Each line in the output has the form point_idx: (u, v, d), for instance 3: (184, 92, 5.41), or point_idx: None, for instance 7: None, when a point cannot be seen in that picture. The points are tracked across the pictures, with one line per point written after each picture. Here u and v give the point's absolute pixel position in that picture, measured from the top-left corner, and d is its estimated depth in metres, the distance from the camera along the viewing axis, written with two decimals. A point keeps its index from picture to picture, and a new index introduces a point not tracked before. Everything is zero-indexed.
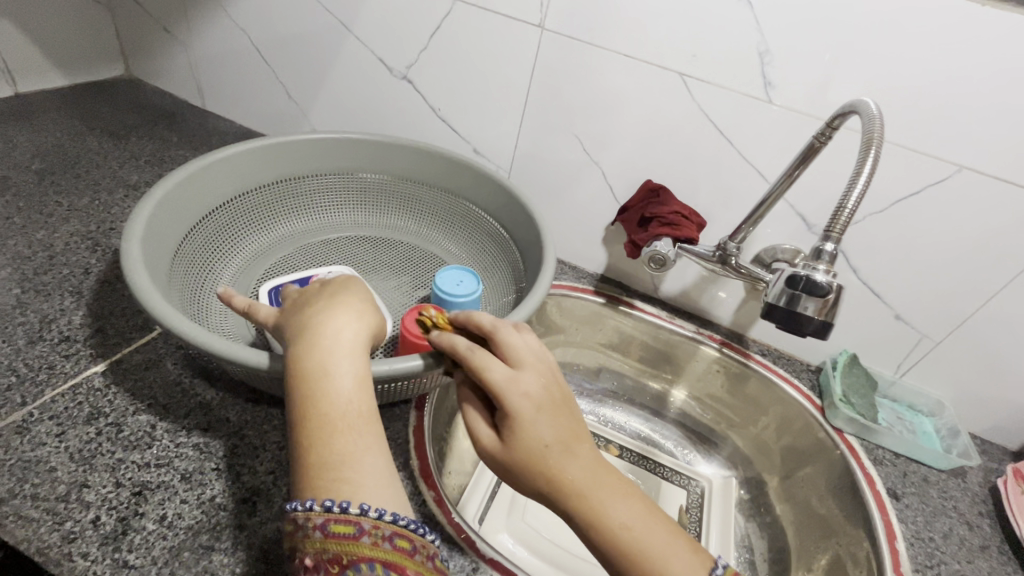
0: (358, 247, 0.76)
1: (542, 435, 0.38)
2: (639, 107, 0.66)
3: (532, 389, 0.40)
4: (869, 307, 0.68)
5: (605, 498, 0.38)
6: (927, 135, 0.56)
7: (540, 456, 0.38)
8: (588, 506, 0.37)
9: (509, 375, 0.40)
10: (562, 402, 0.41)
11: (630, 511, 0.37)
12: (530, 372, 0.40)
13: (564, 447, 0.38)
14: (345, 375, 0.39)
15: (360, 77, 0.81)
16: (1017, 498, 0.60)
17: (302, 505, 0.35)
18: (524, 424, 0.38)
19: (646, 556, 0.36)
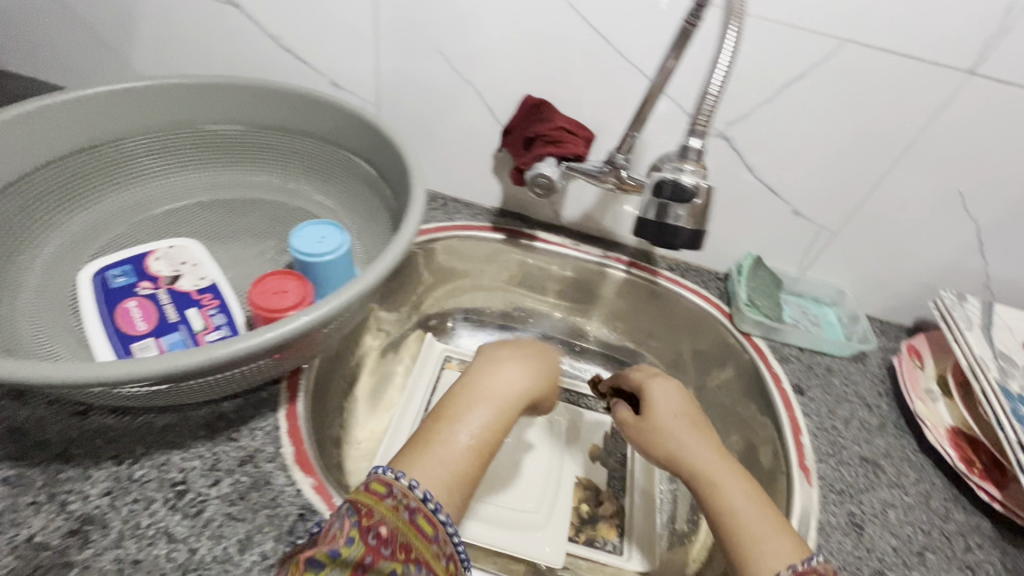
0: (211, 213, 0.66)
1: (667, 407, 0.50)
2: (502, 8, 0.57)
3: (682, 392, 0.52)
4: (768, 206, 0.66)
5: (725, 477, 0.43)
6: (808, 8, 0.50)
7: (667, 435, 0.48)
8: (709, 483, 0.43)
9: (666, 379, 0.53)
10: (699, 412, 0.50)
11: (739, 489, 0.42)
12: (674, 389, 0.52)
13: (693, 426, 0.48)
14: (489, 407, 0.46)
15: (175, 4, 0.66)
16: (910, 371, 0.62)
17: (407, 484, 0.38)
18: (656, 401, 0.51)
19: (742, 523, 0.40)
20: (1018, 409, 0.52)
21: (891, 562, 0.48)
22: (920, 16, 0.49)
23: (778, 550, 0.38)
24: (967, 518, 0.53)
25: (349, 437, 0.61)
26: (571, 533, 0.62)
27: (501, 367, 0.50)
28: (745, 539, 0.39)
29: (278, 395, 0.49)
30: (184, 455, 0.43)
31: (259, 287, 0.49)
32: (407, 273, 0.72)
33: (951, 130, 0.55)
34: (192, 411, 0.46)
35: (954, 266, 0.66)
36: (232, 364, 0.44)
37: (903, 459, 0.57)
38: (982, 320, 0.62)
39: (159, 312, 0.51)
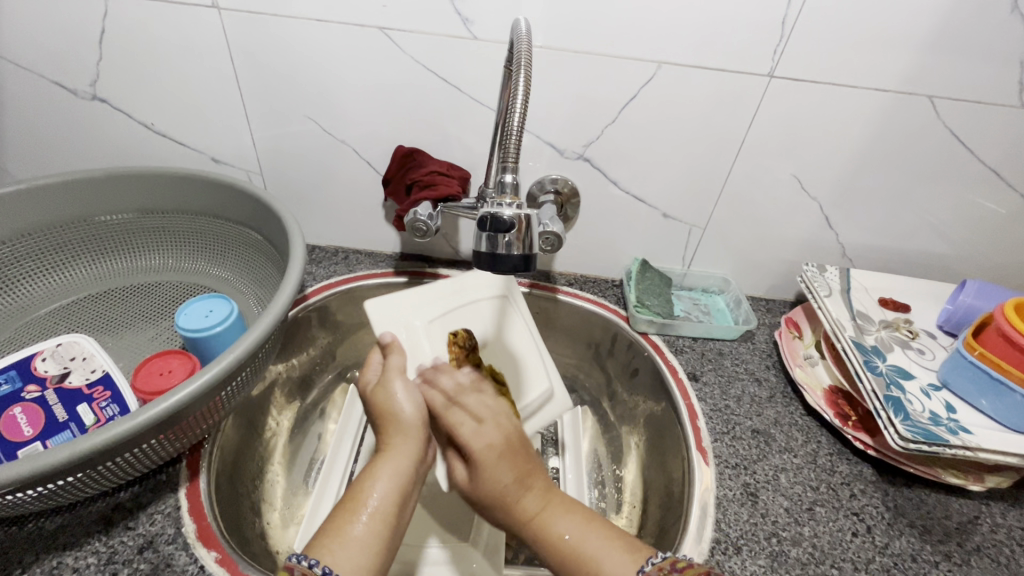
0: (107, 305, 0.68)
1: (502, 477, 0.46)
2: (358, 73, 0.61)
3: (498, 428, 0.50)
4: (640, 213, 0.71)
5: (552, 514, 0.43)
6: (624, 41, 0.57)
7: (503, 493, 0.45)
8: (541, 530, 0.42)
9: (476, 432, 0.49)
10: (522, 457, 0.48)
11: (575, 524, 0.42)
12: (486, 427, 0.49)
13: (521, 483, 0.45)
14: (384, 477, 0.45)
15: (39, 105, 0.66)
16: (790, 343, 0.68)
17: (308, 564, 0.36)
18: (489, 469, 0.46)
19: (583, 558, 0.39)
20: (870, 360, 0.59)
21: (783, 522, 0.52)
22: (720, 35, 0.56)
23: (615, 561, 0.39)
24: (851, 468, 0.57)
25: (271, 502, 0.61)
26: (509, 555, 0.62)
27: (393, 405, 0.50)
28: (583, 570, 0.39)
29: (179, 474, 0.50)
30: (78, 554, 0.44)
31: (144, 370, 0.54)
32: (317, 328, 0.73)
33: (775, 125, 0.62)
34: (87, 507, 0.47)
35: (814, 240, 0.73)
36: (120, 449, 0.44)
37: (792, 424, 0.61)
38: (840, 285, 0.67)
39: (47, 414, 0.51)
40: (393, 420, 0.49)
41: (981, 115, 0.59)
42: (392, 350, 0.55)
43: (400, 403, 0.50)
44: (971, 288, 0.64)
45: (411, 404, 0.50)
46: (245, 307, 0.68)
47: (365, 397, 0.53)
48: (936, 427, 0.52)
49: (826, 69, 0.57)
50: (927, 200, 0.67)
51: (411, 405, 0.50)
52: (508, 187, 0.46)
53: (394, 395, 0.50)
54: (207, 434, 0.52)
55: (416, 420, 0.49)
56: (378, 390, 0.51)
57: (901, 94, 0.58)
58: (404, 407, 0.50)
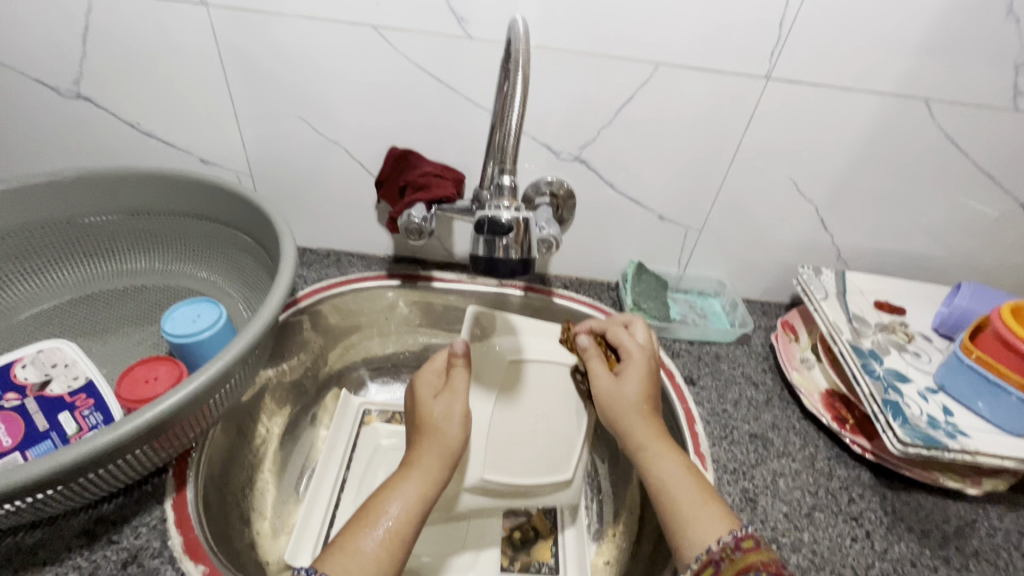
0: (90, 309, 0.66)
1: (637, 393, 0.51)
2: (351, 72, 0.60)
3: (646, 347, 0.55)
4: (637, 216, 0.71)
5: (665, 445, 0.48)
6: (620, 41, 0.56)
7: (631, 401, 0.51)
8: (653, 455, 0.47)
9: (638, 341, 0.55)
10: (654, 382, 0.53)
11: (681, 467, 0.46)
12: (642, 343, 0.55)
13: (648, 406, 0.51)
14: (407, 494, 0.44)
15: (21, 104, 0.64)
16: (786, 346, 0.68)
17: None
18: (632, 375, 0.52)
19: (683, 498, 0.44)
20: (868, 363, 0.58)
21: (782, 528, 0.51)
22: (718, 37, 0.55)
23: (710, 517, 0.43)
24: (849, 472, 0.57)
25: (262, 511, 0.60)
26: (505, 562, 0.61)
27: (442, 424, 0.50)
28: (685, 510, 0.43)
29: (165, 485, 0.49)
30: (58, 570, 0.42)
31: (128, 378, 0.52)
32: (309, 333, 0.72)
33: (772, 127, 0.62)
34: (68, 520, 0.45)
35: (810, 243, 0.72)
36: (106, 459, 0.42)
37: (789, 428, 0.61)
38: (837, 288, 0.67)
39: (26, 423, 0.49)
40: (438, 438, 0.49)
41: (975, 117, 0.59)
42: (459, 364, 0.53)
43: (449, 426, 0.50)
44: (966, 291, 0.64)
45: (458, 428, 0.50)
46: (235, 311, 0.66)
47: (419, 389, 0.53)
48: (935, 431, 0.52)
49: (822, 71, 0.57)
50: (922, 203, 0.67)
51: (458, 430, 0.50)
52: (506, 189, 0.45)
53: (450, 413, 0.50)
54: (194, 442, 0.51)
55: (453, 447, 0.49)
56: (439, 399, 0.51)
57: (897, 96, 0.58)
58: (452, 428, 0.50)
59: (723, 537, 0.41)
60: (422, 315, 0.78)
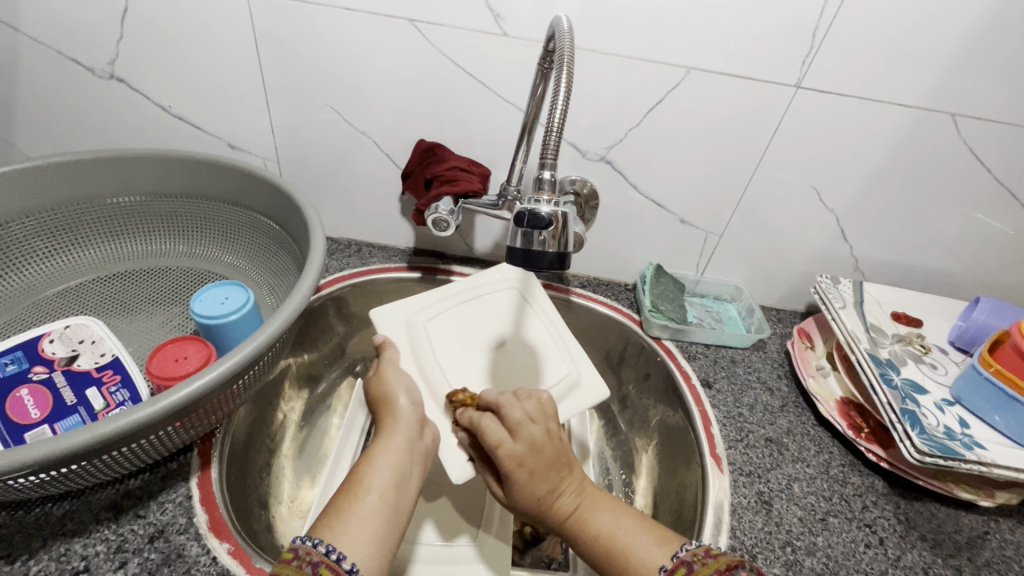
0: (114, 289, 0.66)
1: (532, 492, 0.44)
2: (384, 64, 0.61)
3: (527, 445, 0.45)
4: (658, 218, 0.71)
5: (585, 518, 0.43)
6: (653, 43, 0.56)
7: (531, 510, 0.45)
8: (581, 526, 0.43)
9: (507, 441, 0.46)
10: (547, 462, 0.45)
11: (612, 518, 0.42)
12: (520, 432, 0.46)
13: (552, 495, 0.44)
14: (379, 459, 0.44)
15: (57, 84, 0.65)
16: (802, 353, 0.69)
17: (320, 549, 0.35)
18: (513, 491, 0.45)
19: (616, 550, 0.40)
20: (885, 372, 0.59)
21: (797, 532, 0.52)
22: (752, 43, 0.56)
23: (657, 552, 0.39)
24: (863, 480, 0.58)
25: (278, 495, 0.60)
26: (516, 556, 0.61)
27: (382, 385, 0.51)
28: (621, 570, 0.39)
29: (191, 463, 0.49)
30: (86, 541, 0.43)
31: (160, 356, 0.52)
32: (333, 320, 0.73)
33: (798, 135, 0.62)
34: (95, 494, 0.46)
35: (827, 253, 0.73)
36: (133, 437, 0.43)
37: (804, 434, 0.62)
38: (854, 297, 0.68)
39: (55, 396, 0.49)
40: (392, 414, 0.49)
41: (999, 134, 0.59)
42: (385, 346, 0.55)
43: (397, 394, 0.50)
44: (984, 305, 0.65)
45: (404, 391, 0.51)
46: (257, 297, 0.67)
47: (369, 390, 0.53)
48: (952, 442, 0.52)
49: (852, 83, 0.58)
50: (941, 217, 0.67)
51: (406, 395, 0.51)
52: (546, 184, 0.46)
53: (389, 384, 0.51)
54: (219, 424, 0.51)
55: (409, 406, 0.50)
56: (373, 381, 0.52)
57: (924, 110, 0.59)
58: (399, 392, 0.51)
59: (668, 559, 0.38)
60: None
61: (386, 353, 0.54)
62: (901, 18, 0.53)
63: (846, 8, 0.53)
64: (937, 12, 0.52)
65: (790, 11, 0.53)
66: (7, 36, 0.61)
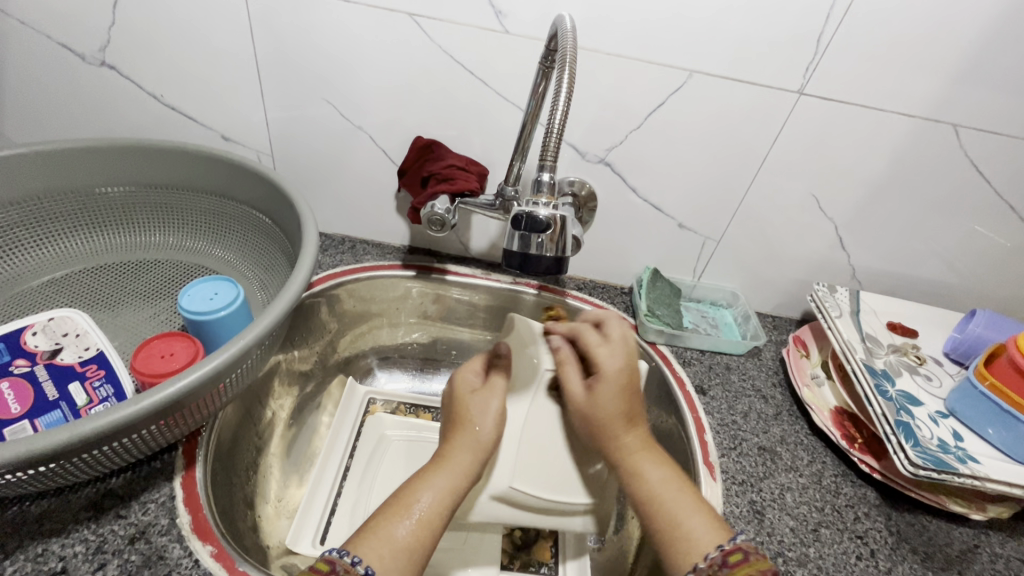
0: (99, 281, 0.65)
1: (610, 408, 0.50)
2: (382, 59, 0.60)
3: (626, 362, 0.51)
4: (656, 222, 0.71)
5: (643, 460, 0.48)
6: (655, 44, 0.56)
7: (602, 420, 0.50)
8: (636, 467, 0.47)
9: (611, 355, 0.52)
10: (631, 390, 0.51)
11: (663, 477, 0.47)
12: (618, 352, 0.52)
13: (627, 420, 0.50)
14: (434, 491, 0.44)
15: (45, 69, 0.64)
16: (797, 362, 0.68)
17: (352, 565, 0.36)
18: (604, 390, 0.50)
19: (667, 506, 0.44)
20: (880, 383, 0.59)
21: (789, 542, 0.52)
22: (756, 47, 0.55)
23: (705, 525, 0.42)
24: (855, 491, 0.57)
25: (265, 495, 0.59)
26: (504, 560, 0.61)
27: (480, 408, 0.52)
28: (669, 522, 0.43)
29: (175, 462, 0.48)
30: (65, 542, 0.42)
31: (144, 352, 0.51)
32: (325, 316, 0.72)
33: (799, 142, 0.62)
34: (75, 493, 0.45)
35: (825, 261, 0.73)
36: (117, 435, 0.42)
37: (797, 443, 0.61)
38: (851, 307, 0.68)
39: (35, 391, 0.48)
40: (469, 433, 0.50)
41: (1000, 145, 0.59)
42: (501, 369, 0.56)
43: (477, 420, 0.51)
44: (981, 318, 0.65)
45: (492, 426, 0.51)
46: (248, 292, 0.66)
47: (459, 387, 0.55)
48: (945, 455, 0.52)
49: (854, 91, 0.57)
50: (939, 228, 0.67)
51: (489, 426, 0.51)
52: (545, 186, 0.45)
53: (486, 413, 0.52)
54: (205, 423, 0.50)
55: (489, 442, 0.50)
56: (478, 395, 0.53)
57: (926, 120, 0.58)
58: (487, 425, 0.51)
59: (712, 548, 0.40)
60: (434, 308, 0.77)
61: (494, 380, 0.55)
62: (906, 27, 0.52)
63: (851, 14, 0.52)
64: (943, 21, 0.52)
65: (794, 17, 0.53)
66: None
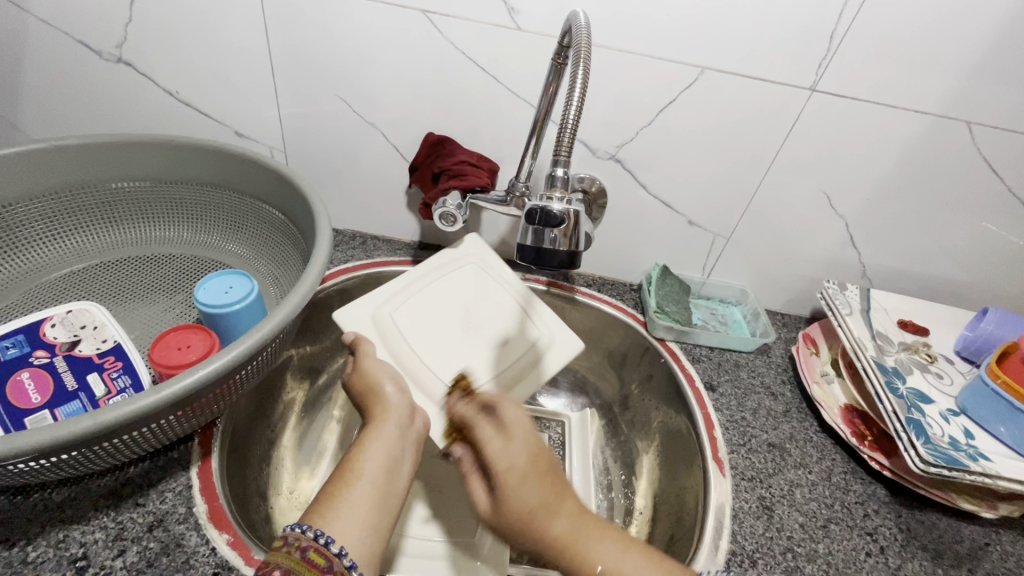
0: (114, 275, 0.66)
1: (532, 501, 0.40)
2: (395, 56, 0.60)
3: (526, 441, 0.44)
4: (666, 219, 0.71)
5: (587, 544, 0.38)
6: (667, 41, 0.56)
7: (528, 521, 0.39)
8: (585, 556, 0.37)
9: (502, 449, 0.43)
10: (552, 475, 0.42)
11: (611, 553, 0.37)
12: (516, 442, 0.43)
13: (553, 516, 0.39)
14: (372, 453, 0.43)
15: (63, 65, 0.65)
16: (807, 359, 0.68)
17: (311, 534, 0.35)
18: (522, 488, 0.40)
19: None
20: (891, 381, 0.59)
21: (798, 538, 0.52)
22: (769, 44, 0.55)
23: None
24: (865, 488, 0.57)
25: (277, 486, 0.60)
26: (514, 554, 0.61)
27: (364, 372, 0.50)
28: None
29: (191, 452, 0.49)
30: (85, 528, 0.43)
31: (162, 344, 0.51)
32: (336, 311, 0.73)
33: (811, 139, 0.62)
34: (95, 481, 0.46)
35: (836, 259, 0.73)
36: (135, 425, 0.42)
37: (807, 440, 0.61)
38: (861, 305, 0.67)
39: (56, 381, 0.49)
40: (377, 396, 0.49)
41: (1015, 142, 0.59)
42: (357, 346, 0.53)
43: (383, 384, 0.50)
44: (993, 316, 0.64)
45: (393, 385, 0.50)
46: (261, 286, 0.67)
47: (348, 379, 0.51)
48: (957, 453, 0.52)
49: (867, 88, 0.57)
50: (950, 226, 0.67)
51: (392, 384, 0.50)
52: (558, 181, 0.45)
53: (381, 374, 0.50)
54: (220, 414, 0.51)
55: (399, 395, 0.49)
56: (358, 371, 0.51)
57: (941, 117, 0.58)
58: (389, 390, 0.49)
59: None
60: None
61: (360, 347, 0.53)
62: (921, 22, 0.52)
63: (866, 10, 0.52)
64: (958, 18, 0.52)
65: (808, 14, 0.53)
66: (13, 16, 0.61)
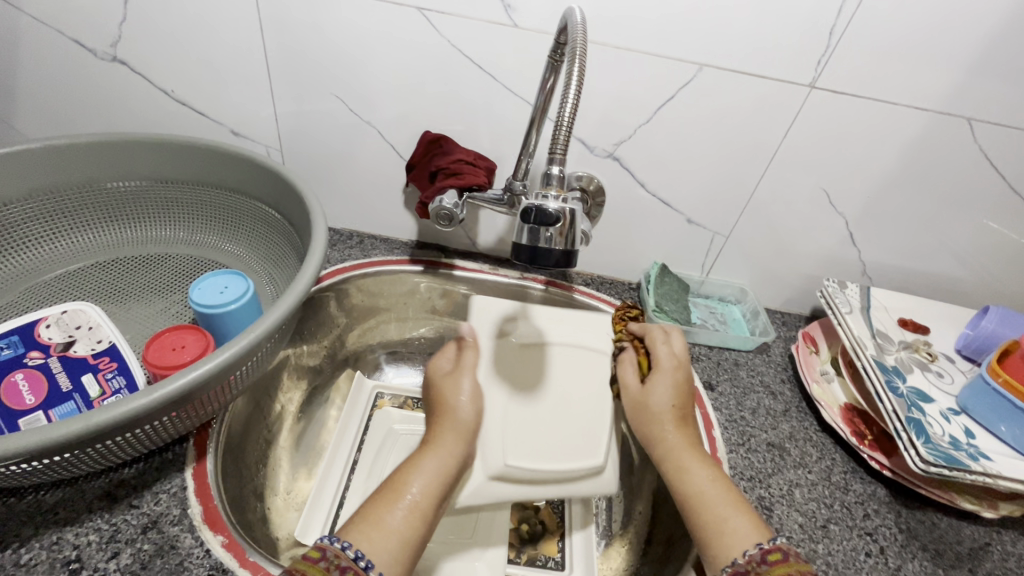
0: (111, 275, 0.66)
1: (664, 402, 0.52)
2: (391, 54, 0.60)
3: (680, 363, 0.55)
4: (664, 217, 0.70)
5: (694, 461, 0.48)
6: (665, 39, 0.55)
7: (656, 412, 0.52)
8: (680, 464, 0.48)
9: (671, 355, 0.55)
10: (686, 392, 0.53)
11: (709, 478, 0.46)
12: (678, 355, 0.55)
13: (677, 417, 0.51)
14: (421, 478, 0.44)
15: (58, 64, 0.64)
16: (807, 358, 0.68)
17: (351, 555, 0.36)
18: (658, 387, 0.53)
19: (708, 505, 0.44)
20: (891, 379, 0.58)
21: (797, 538, 0.51)
22: (767, 41, 0.55)
23: (743, 524, 0.42)
24: (865, 488, 0.57)
25: (274, 487, 0.59)
26: (512, 554, 0.60)
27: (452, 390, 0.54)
28: (709, 522, 0.43)
29: (185, 454, 0.49)
30: (78, 530, 0.42)
31: (156, 344, 0.51)
32: (333, 311, 0.73)
33: (810, 136, 0.61)
34: (89, 482, 0.45)
35: (836, 257, 0.72)
36: (130, 426, 0.42)
37: (806, 439, 0.61)
38: (861, 302, 0.67)
39: (50, 383, 0.48)
40: (451, 417, 0.51)
41: (1016, 138, 0.58)
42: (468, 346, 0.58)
43: (456, 400, 0.53)
44: (994, 314, 0.64)
45: (470, 406, 0.53)
46: (258, 286, 0.66)
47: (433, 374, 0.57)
48: (957, 452, 0.52)
49: (866, 85, 0.56)
50: (952, 223, 0.66)
51: (468, 405, 0.53)
52: (554, 180, 0.45)
53: (460, 391, 0.54)
54: (215, 414, 0.51)
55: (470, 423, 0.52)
56: (448, 379, 0.55)
57: (941, 114, 0.58)
58: (465, 406, 0.52)
59: (751, 546, 0.40)
60: (442, 302, 0.78)
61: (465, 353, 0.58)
62: (921, 17, 0.52)
63: (865, 6, 0.52)
64: (958, 12, 0.51)
65: (807, 9, 0.52)
66: (7, 15, 0.60)
